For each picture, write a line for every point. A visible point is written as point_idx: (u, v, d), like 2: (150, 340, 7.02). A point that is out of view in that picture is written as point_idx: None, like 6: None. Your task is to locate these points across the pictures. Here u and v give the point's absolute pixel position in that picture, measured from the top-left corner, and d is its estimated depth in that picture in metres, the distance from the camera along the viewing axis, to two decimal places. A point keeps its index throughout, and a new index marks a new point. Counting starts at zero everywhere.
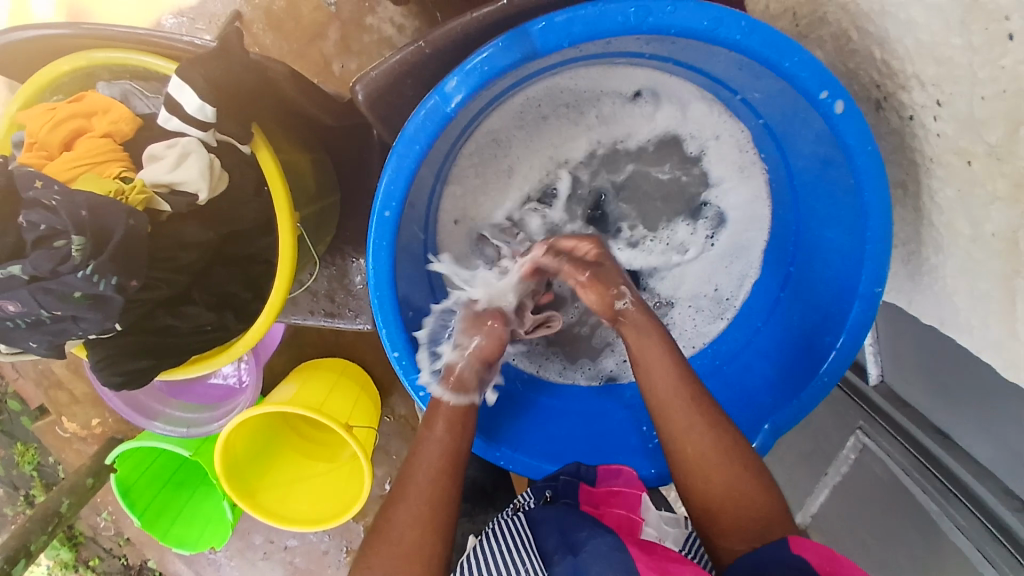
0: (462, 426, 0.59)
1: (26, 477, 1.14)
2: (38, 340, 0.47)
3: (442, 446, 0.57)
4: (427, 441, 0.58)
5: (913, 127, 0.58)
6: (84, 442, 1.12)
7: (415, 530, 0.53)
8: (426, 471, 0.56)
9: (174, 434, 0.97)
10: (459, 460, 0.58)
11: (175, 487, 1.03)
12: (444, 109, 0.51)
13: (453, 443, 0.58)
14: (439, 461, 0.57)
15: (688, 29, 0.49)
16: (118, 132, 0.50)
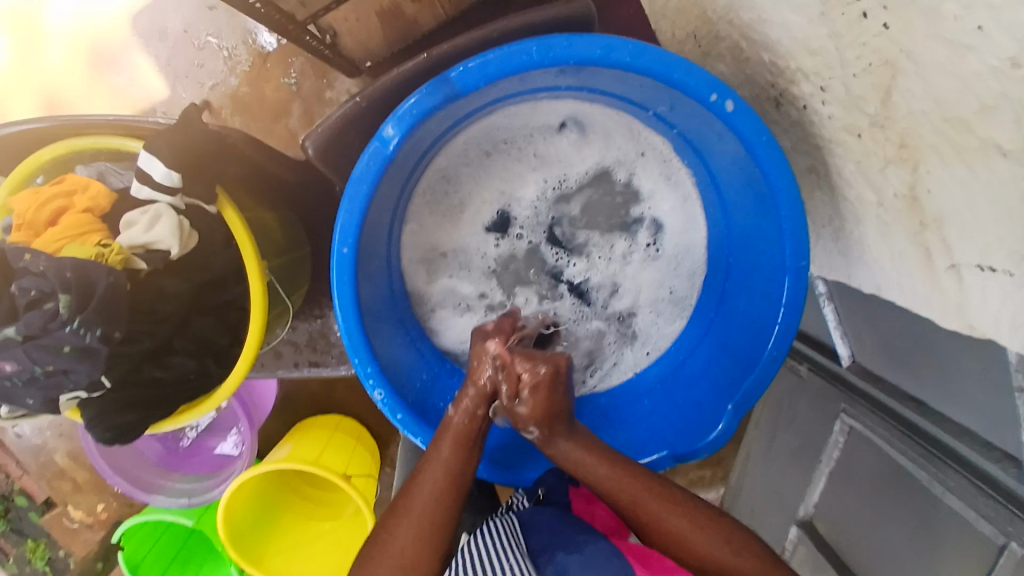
0: (468, 450, 0.61)
1: (38, 573, 1.14)
2: (34, 396, 0.51)
3: (447, 470, 0.60)
4: (432, 463, 0.60)
5: (810, 115, 0.64)
6: (91, 529, 1.13)
7: (410, 549, 0.56)
8: (429, 491, 0.59)
9: (176, 505, 0.99)
10: (463, 485, 0.60)
11: (182, 564, 1.03)
12: (385, 151, 0.58)
13: (456, 467, 0.60)
14: (442, 484, 0.59)
15: (585, 57, 0.56)
16: (97, 207, 0.55)
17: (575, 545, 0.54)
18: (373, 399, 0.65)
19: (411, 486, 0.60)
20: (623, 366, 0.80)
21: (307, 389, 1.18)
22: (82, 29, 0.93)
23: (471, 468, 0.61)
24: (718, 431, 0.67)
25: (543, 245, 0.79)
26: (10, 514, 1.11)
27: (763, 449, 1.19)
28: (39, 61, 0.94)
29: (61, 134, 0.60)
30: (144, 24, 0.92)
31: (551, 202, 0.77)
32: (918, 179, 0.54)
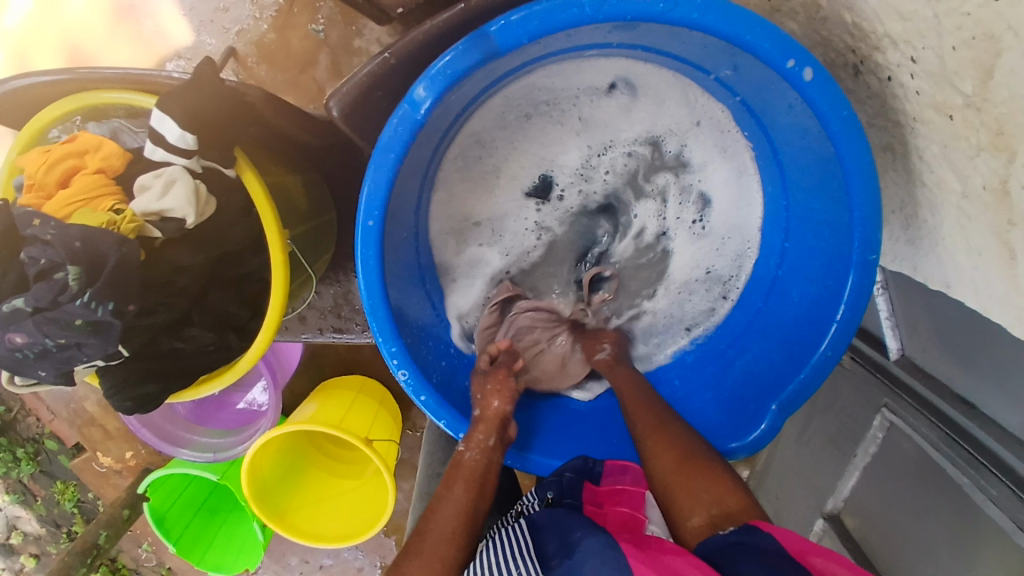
0: (480, 487, 0.58)
1: (68, 514, 1.18)
2: (47, 369, 0.49)
3: (461, 506, 0.55)
4: (445, 498, 0.56)
5: (893, 88, 0.57)
6: (120, 475, 1.15)
7: None
8: (446, 529, 0.54)
9: (202, 460, 1.00)
10: (477, 522, 0.56)
11: (208, 513, 1.06)
12: (415, 116, 0.53)
13: (469, 502, 0.56)
14: (458, 520, 0.55)
15: (645, 12, 0.50)
16: (110, 168, 0.52)
17: (575, 540, 0.50)
18: (398, 378, 0.63)
19: (424, 521, 0.55)
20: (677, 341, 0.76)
21: (332, 349, 1.17)
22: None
23: (481, 510, 0.57)
24: (761, 430, 0.63)
25: (581, 215, 0.74)
26: (42, 457, 1.14)
27: (795, 433, 1.14)
28: (58, 6, 0.89)
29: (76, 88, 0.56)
30: None
31: (593, 170, 0.72)
32: (1012, 173, 0.48)
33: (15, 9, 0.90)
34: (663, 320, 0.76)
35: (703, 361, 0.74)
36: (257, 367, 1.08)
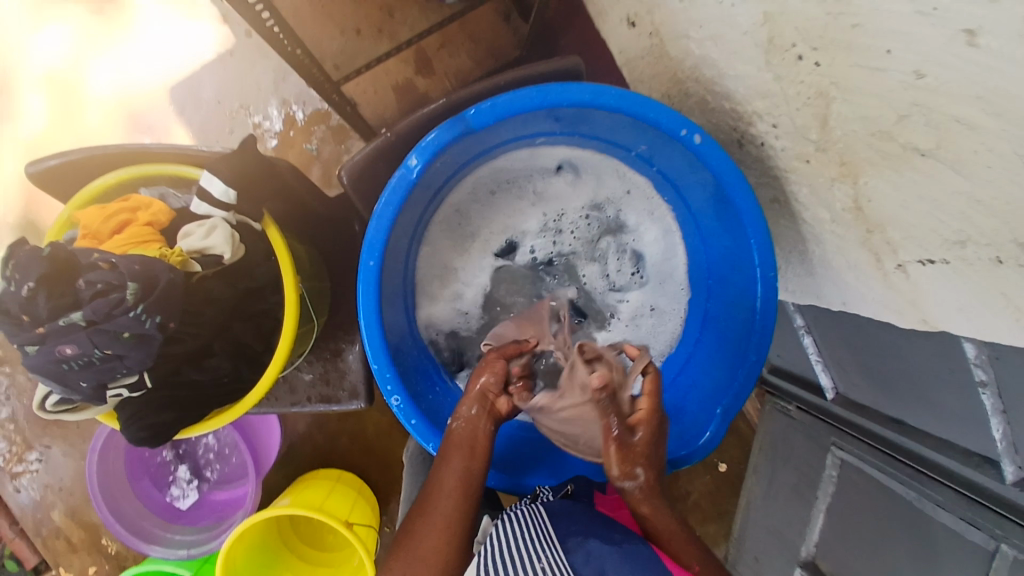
0: (473, 453, 0.65)
1: None
2: (87, 379, 0.56)
3: (459, 475, 0.63)
4: (445, 468, 0.63)
5: (767, 150, 0.75)
6: None
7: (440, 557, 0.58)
8: (447, 496, 0.61)
9: (176, 556, 1.00)
10: (475, 485, 0.63)
11: None
12: (408, 177, 0.67)
13: (466, 472, 0.63)
14: (458, 485, 0.62)
15: (576, 99, 0.68)
16: (157, 222, 0.63)
17: (615, 542, 0.59)
18: (390, 405, 0.70)
19: (429, 490, 0.62)
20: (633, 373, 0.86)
21: (309, 442, 1.21)
22: (120, 95, 1.11)
23: (481, 471, 0.65)
24: (708, 436, 0.73)
25: (541, 269, 0.88)
26: None
27: (761, 494, 1.20)
28: (79, 115, 1.11)
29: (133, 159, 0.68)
30: (180, 96, 1.11)
31: (551, 235, 0.87)
32: (860, 191, 0.65)
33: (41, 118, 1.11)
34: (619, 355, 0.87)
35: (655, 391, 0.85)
36: (234, 457, 1.11)
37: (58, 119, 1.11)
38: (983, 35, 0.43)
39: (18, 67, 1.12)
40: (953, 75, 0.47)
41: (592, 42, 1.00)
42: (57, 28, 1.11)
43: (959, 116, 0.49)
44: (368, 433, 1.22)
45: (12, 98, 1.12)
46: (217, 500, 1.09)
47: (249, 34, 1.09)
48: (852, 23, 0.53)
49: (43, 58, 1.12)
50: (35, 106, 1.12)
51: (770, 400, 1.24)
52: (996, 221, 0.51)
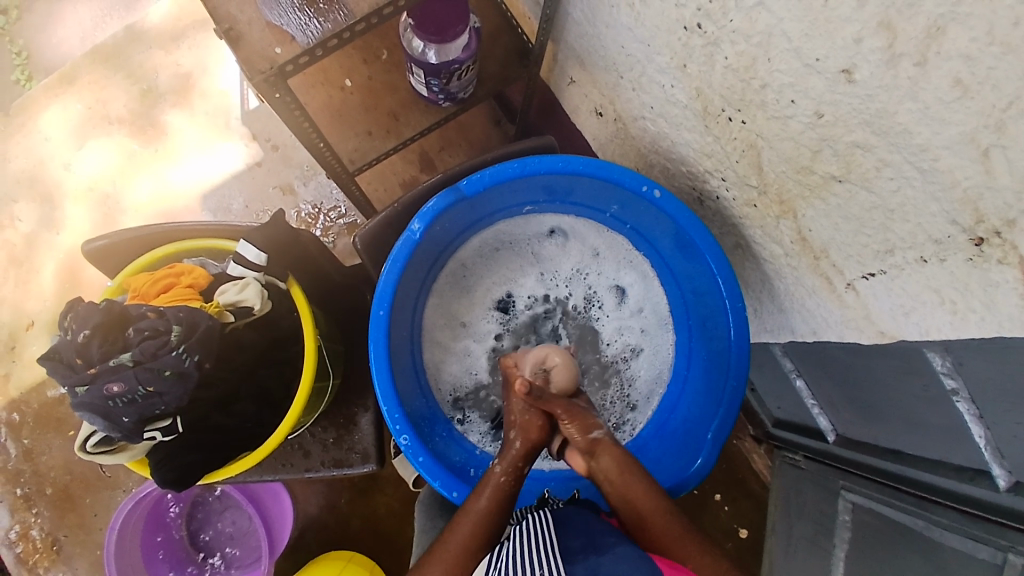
0: (502, 501, 0.73)
1: None
2: (130, 414, 0.63)
3: (481, 518, 0.70)
4: (472, 509, 0.71)
5: (723, 202, 0.86)
6: None
7: None
8: (467, 528, 0.70)
9: None
10: (496, 530, 0.71)
11: None
12: (412, 237, 0.78)
13: (490, 518, 0.71)
14: (479, 529, 0.70)
15: (551, 167, 0.79)
16: (198, 284, 0.73)
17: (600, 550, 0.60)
18: (399, 444, 0.76)
19: (453, 528, 0.70)
20: (631, 421, 0.91)
21: (322, 525, 1.22)
22: (156, 203, 1.31)
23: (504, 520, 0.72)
24: (699, 462, 0.79)
25: (540, 324, 0.94)
26: None
27: (780, 552, 1.17)
28: (118, 221, 1.31)
29: (174, 237, 0.80)
30: (212, 205, 1.32)
31: (546, 291, 0.95)
32: (801, 224, 0.74)
33: (86, 227, 1.31)
34: (616, 404, 0.91)
35: (653, 434, 0.88)
36: (251, 538, 1.16)
37: (98, 223, 1.30)
38: (857, 72, 0.55)
39: (65, 182, 1.32)
40: (846, 109, 0.58)
41: (569, 135, 1.16)
42: (102, 148, 1.33)
43: (857, 142, 0.59)
44: (380, 513, 1.23)
45: (58, 210, 1.32)
46: None
47: (275, 147, 1.33)
48: (761, 84, 0.66)
49: (87, 173, 1.32)
50: (79, 216, 1.31)
51: (779, 454, 1.26)
52: (910, 224, 0.60)
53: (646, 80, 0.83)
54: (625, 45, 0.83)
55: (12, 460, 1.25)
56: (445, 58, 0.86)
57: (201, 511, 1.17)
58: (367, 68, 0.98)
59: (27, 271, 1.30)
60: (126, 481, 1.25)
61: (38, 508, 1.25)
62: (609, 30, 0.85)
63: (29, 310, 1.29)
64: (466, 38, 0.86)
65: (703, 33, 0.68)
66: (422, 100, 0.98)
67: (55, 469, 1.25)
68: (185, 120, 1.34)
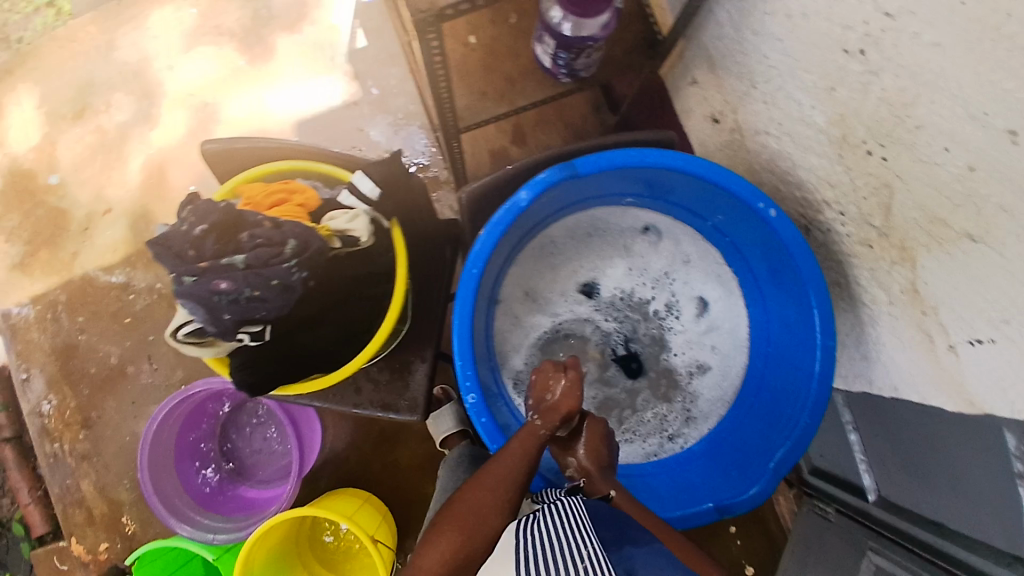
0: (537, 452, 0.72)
1: None
2: (231, 313, 0.64)
3: (518, 457, 0.71)
4: (512, 448, 0.72)
5: (834, 236, 0.85)
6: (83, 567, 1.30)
7: (489, 506, 0.67)
8: (507, 462, 0.71)
9: (202, 539, 1.05)
10: (529, 474, 0.71)
11: None
12: (518, 204, 0.77)
13: (518, 468, 0.70)
14: (507, 477, 0.70)
15: (671, 163, 0.76)
16: (308, 205, 0.74)
17: None
18: (465, 402, 0.77)
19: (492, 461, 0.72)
20: (685, 437, 0.88)
21: (342, 462, 1.27)
22: (250, 123, 1.33)
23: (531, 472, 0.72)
24: (754, 491, 0.75)
25: (613, 317, 0.92)
26: None
27: None
28: (209, 131, 1.33)
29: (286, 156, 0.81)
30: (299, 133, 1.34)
31: (631, 285, 0.92)
32: (917, 275, 0.73)
33: (176, 130, 1.33)
34: (674, 415, 0.89)
35: (708, 453, 0.87)
36: (272, 457, 1.19)
37: (193, 128, 1.33)
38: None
39: (165, 83, 1.34)
40: (1002, 169, 0.56)
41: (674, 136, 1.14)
42: (207, 58, 1.34)
43: (1000, 205, 0.58)
44: (401, 463, 1.27)
45: (155, 109, 1.34)
46: (241, 494, 1.16)
47: (374, 90, 1.34)
48: (915, 125, 0.64)
49: (189, 79, 1.34)
50: (175, 119, 1.34)
51: (809, 501, 1.21)
52: None
53: (782, 95, 0.80)
54: (768, 56, 0.79)
55: (65, 335, 1.31)
56: (580, 33, 0.82)
57: (224, 419, 1.19)
58: (493, 29, 0.97)
59: (115, 158, 1.33)
60: (168, 378, 1.30)
61: (80, 387, 1.31)
62: (754, 38, 0.80)
63: (108, 197, 1.33)
64: (606, 17, 0.83)
65: (865, 60, 0.66)
66: (542, 72, 0.97)
67: (103, 351, 1.31)
68: (292, 45, 1.34)
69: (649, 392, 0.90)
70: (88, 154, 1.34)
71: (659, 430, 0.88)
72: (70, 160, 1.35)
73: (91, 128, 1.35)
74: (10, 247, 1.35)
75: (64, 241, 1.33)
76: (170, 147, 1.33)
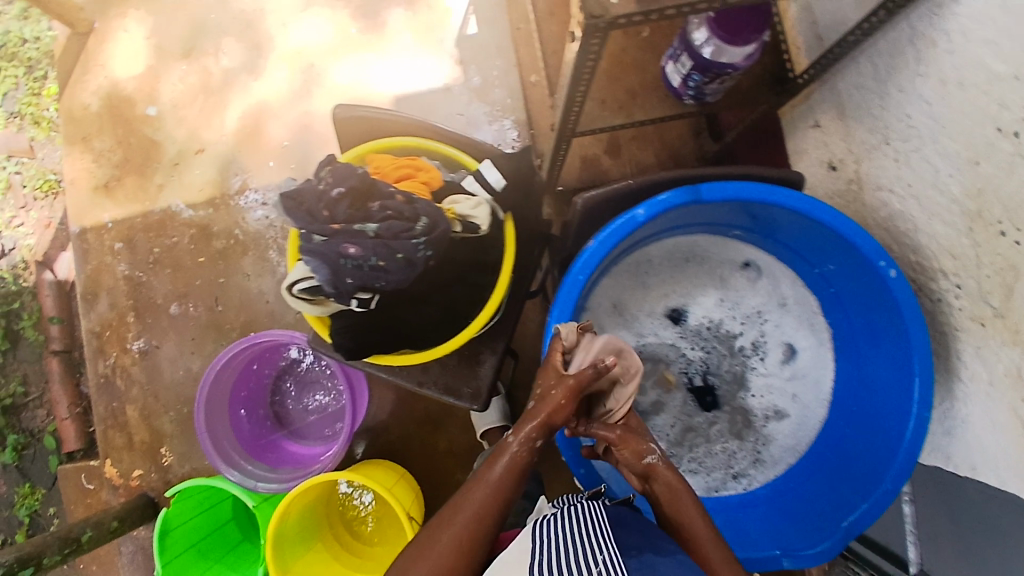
0: (518, 475, 0.65)
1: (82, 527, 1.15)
2: (353, 278, 0.65)
3: (495, 488, 0.63)
4: (486, 477, 0.64)
5: (943, 306, 0.84)
6: (115, 490, 1.37)
7: (462, 547, 0.59)
8: (483, 492, 0.63)
9: (243, 484, 1.08)
10: (508, 501, 0.64)
11: (196, 553, 1.20)
12: (636, 217, 0.75)
13: (495, 497, 0.63)
14: (483, 507, 0.62)
15: (800, 204, 0.75)
16: (431, 184, 0.75)
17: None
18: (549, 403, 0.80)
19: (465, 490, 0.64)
20: (751, 478, 0.89)
21: (382, 434, 1.28)
22: (350, 90, 1.35)
23: (512, 498, 0.64)
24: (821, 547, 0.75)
25: (699, 345, 0.92)
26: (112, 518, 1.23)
27: None
28: (311, 90, 1.36)
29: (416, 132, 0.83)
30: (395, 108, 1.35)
31: (722, 317, 0.92)
32: None
33: (279, 84, 1.36)
34: (743, 454, 0.89)
35: (772, 500, 0.87)
36: (323, 419, 1.24)
37: (296, 87, 1.36)
38: None
39: (278, 37, 1.37)
40: None
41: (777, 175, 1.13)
42: (321, 19, 1.36)
43: None
44: (438, 447, 1.28)
45: (263, 61, 1.37)
46: (291, 450, 1.21)
47: (476, 77, 1.34)
48: None
49: (301, 36, 1.37)
50: (280, 74, 1.36)
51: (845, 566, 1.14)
52: None
53: (918, 156, 0.79)
54: (912, 115, 0.79)
55: (140, 264, 1.36)
56: (719, 59, 0.81)
57: (285, 377, 1.25)
58: (624, 41, 0.99)
59: (214, 102, 1.37)
60: (232, 322, 1.33)
61: (145, 316, 1.35)
62: (900, 95, 0.80)
63: (202, 138, 1.37)
64: (752, 48, 0.81)
65: (1018, 142, 0.64)
66: (666, 89, 0.95)
67: (174, 285, 1.35)
68: (405, 20, 1.36)
69: (721, 426, 0.90)
70: (191, 93, 1.38)
71: (725, 467, 0.89)
72: (171, 95, 1.38)
73: (196, 68, 1.38)
74: (99, 168, 1.39)
75: (152, 173, 1.37)
76: (271, 101, 1.36)
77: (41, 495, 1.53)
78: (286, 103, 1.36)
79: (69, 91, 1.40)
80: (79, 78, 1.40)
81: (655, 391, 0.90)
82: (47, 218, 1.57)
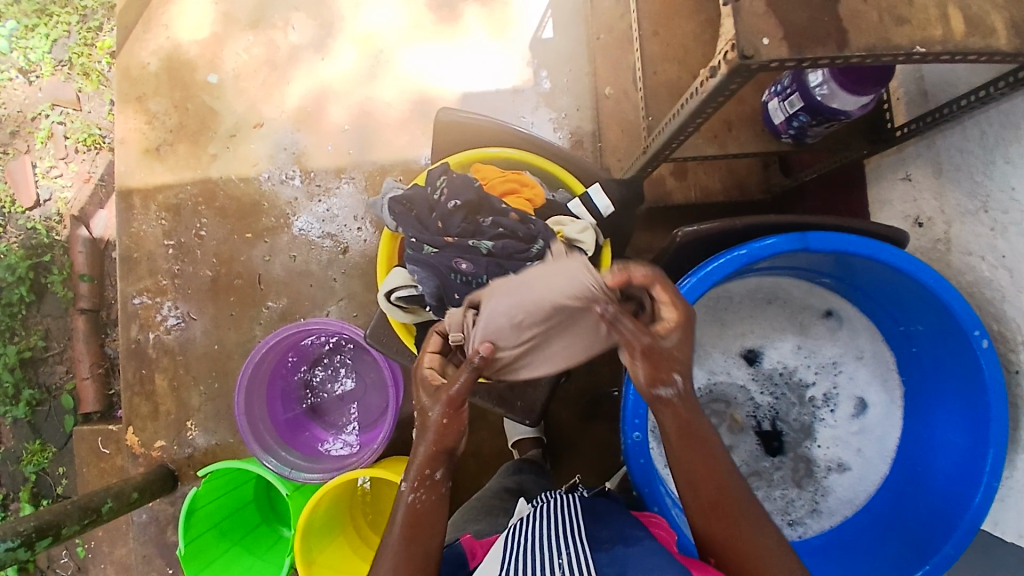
0: (421, 530, 0.59)
1: (100, 498, 1.13)
2: (459, 292, 0.71)
3: (405, 549, 0.58)
4: (388, 542, 0.59)
5: (1017, 378, 0.83)
6: (134, 459, 1.34)
7: None
8: (391, 552, 0.59)
9: (279, 472, 1.07)
10: (427, 555, 0.59)
11: (215, 534, 1.17)
12: (743, 257, 0.74)
13: (410, 559, 0.58)
14: (399, 573, 0.58)
15: (904, 263, 0.73)
16: (536, 201, 0.77)
17: None
18: (627, 437, 0.78)
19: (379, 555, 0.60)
20: (807, 526, 0.89)
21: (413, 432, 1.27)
22: (418, 81, 1.33)
23: (430, 548, 0.59)
24: None
25: (770, 388, 0.93)
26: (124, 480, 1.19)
27: None
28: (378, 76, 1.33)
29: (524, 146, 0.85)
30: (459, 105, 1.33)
31: (796, 363, 0.93)
32: None
33: (346, 66, 1.33)
34: (802, 501, 0.90)
35: (827, 553, 0.86)
36: (354, 409, 1.21)
37: (363, 71, 1.33)
38: None
39: (350, 18, 1.34)
40: None
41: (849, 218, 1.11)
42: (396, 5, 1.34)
43: None
44: (467, 450, 1.27)
45: (332, 42, 1.34)
46: (319, 438, 1.19)
47: (547, 81, 1.32)
48: None
49: (374, 20, 1.34)
50: (347, 55, 1.34)
51: None
52: None
53: (1017, 230, 0.78)
54: (1014, 187, 0.77)
55: (184, 232, 1.33)
56: (831, 104, 0.81)
57: (318, 361, 1.22)
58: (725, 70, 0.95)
59: (278, 76, 1.34)
60: (272, 301, 1.31)
61: (183, 286, 1.33)
62: (1006, 166, 0.78)
63: (261, 112, 1.34)
64: (867, 100, 0.82)
65: None
66: (763, 124, 0.93)
67: (216, 258, 1.32)
68: (481, 16, 1.33)
69: (784, 472, 0.92)
70: (254, 65, 1.35)
71: (782, 512, 0.89)
72: (234, 65, 1.35)
73: (262, 40, 1.35)
74: (151, 131, 1.36)
75: (206, 141, 1.34)
76: (335, 82, 1.33)
77: (51, 453, 1.50)
78: (350, 86, 1.33)
79: (128, 48, 1.37)
80: (140, 35, 1.37)
81: (725, 427, 0.92)
82: (87, 172, 1.53)
